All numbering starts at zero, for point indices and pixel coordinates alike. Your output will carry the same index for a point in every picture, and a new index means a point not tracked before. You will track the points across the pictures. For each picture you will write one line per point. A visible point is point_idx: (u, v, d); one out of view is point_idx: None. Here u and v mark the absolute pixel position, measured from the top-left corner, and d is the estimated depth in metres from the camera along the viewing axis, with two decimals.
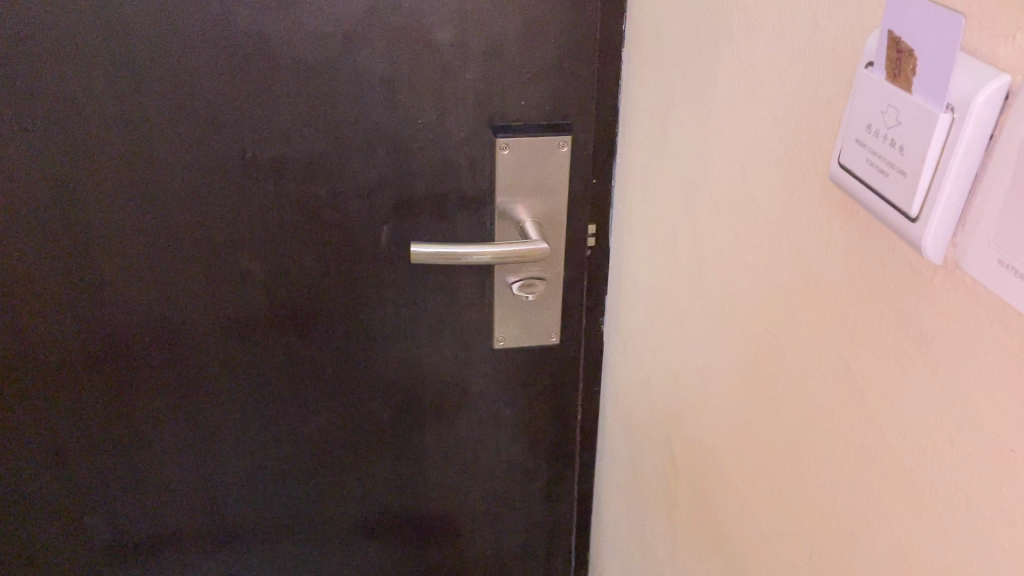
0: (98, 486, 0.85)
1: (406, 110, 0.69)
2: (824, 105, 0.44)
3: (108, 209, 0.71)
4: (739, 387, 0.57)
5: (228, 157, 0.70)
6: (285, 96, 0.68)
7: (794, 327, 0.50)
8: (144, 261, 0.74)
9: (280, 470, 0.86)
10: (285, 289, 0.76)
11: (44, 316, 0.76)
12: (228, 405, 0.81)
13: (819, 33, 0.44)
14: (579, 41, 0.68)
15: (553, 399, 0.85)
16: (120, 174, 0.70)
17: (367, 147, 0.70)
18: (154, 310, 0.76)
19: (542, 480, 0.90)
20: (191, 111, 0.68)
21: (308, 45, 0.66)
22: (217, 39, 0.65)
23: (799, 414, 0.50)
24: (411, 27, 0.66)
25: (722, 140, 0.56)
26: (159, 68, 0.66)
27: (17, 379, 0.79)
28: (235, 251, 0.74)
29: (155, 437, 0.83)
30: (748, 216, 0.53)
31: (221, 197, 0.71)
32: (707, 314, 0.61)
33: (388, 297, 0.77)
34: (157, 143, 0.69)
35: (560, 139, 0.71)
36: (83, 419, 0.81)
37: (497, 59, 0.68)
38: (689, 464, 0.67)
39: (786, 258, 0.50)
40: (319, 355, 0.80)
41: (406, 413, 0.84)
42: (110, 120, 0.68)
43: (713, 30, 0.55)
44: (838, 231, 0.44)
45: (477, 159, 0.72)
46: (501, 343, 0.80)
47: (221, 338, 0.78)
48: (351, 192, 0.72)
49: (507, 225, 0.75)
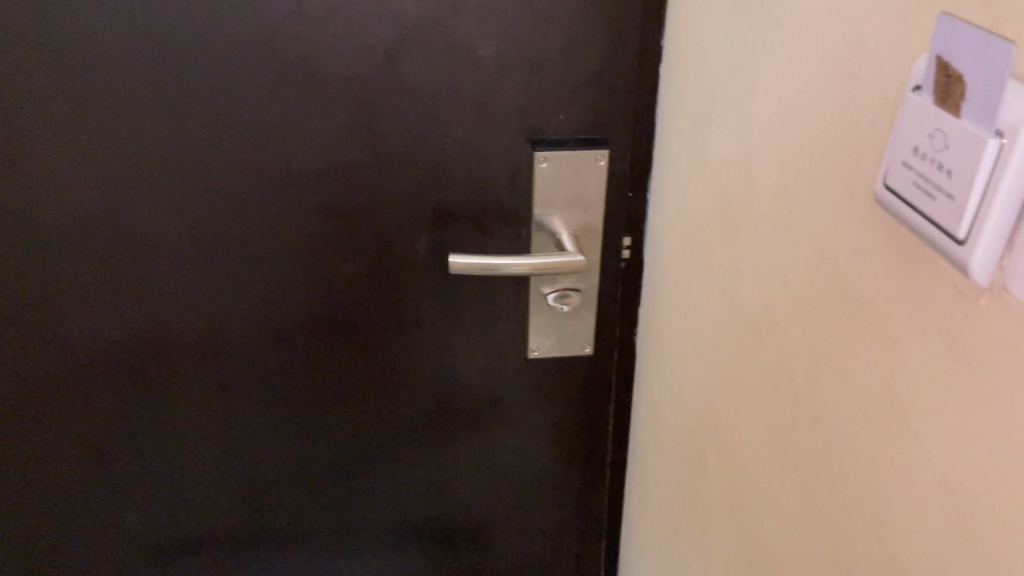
0: (136, 487, 0.87)
1: (447, 122, 0.70)
2: (868, 125, 0.44)
3: (155, 218, 0.73)
4: (776, 402, 0.58)
5: (272, 168, 0.71)
6: (329, 108, 0.69)
7: (834, 344, 0.50)
8: (188, 267, 0.75)
9: (315, 475, 0.87)
10: (324, 297, 0.78)
11: (89, 322, 0.78)
12: (266, 410, 0.83)
13: (863, 54, 0.45)
14: (618, 56, 0.69)
15: (585, 409, 0.86)
16: (167, 182, 0.72)
17: (408, 159, 0.72)
18: (196, 314, 0.78)
19: (573, 489, 0.91)
20: (237, 122, 0.69)
21: (354, 59, 0.67)
22: (264, 53, 0.67)
23: (837, 430, 0.51)
24: (454, 42, 0.67)
25: (762, 157, 0.56)
26: (209, 81, 0.68)
27: (61, 381, 0.81)
28: (277, 259, 0.76)
29: (193, 439, 0.84)
30: (788, 233, 0.54)
31: (264, 205, 0.73)
32: (744, 329, 0.61)
33: (425, 306, 0.78)
34: (205, 154, 0.71)
35: (597, 153, 0.72)
36: (124, 420, 0.83)
37: (537, 74, 0.69)
38: (723, 477, 0.67)
39: (827, 276, 0.50)
40: (355, 361, 0.81)
41: (440, 421, 0.85)
42: (159, 130, 0.70)
43: (754, 48, 0.56)
44: (881, 250, 0.44)
45: (515, 172, 0.73)
46: (535, 353, 0.81)
47: (261, 345, 0.80)
48: (392, 203, 0.73)
49: (543, 237, 0.76)
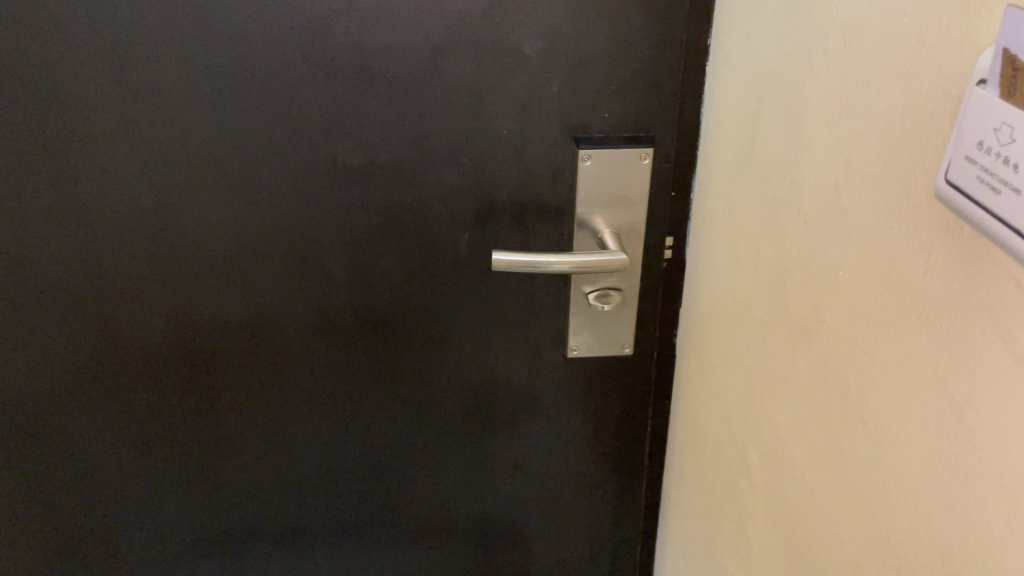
0: (177, 480, 0.88)
1: (492, 120, 0.71)
2: (928, 121, 0.44)
3: (201, 212, 0.74)
4: (823, 402, 0.57)
5: (318, 163, 0.72)
6: (376, 105, 0.70)
7: (886, 344, 0.49)
8: (234, 261, 0.76)
9: (353, 471, 0.88)
10: (367, 292, 0.78)
11: (134, 316, 0.79)
12: (306, 405, 0.84)
13: (923, 49, 0.44)
14: (664, 55, 0.69)
15: (623, 410, 0.86)
16: (216, 178, 0.73)
17: (452, 156, 0.72)
18: (241, 308, 0.79)
19: (610, 489, 0.90)
20: (286, 118, 0.70)
21: (401, 56, 0.68)
22: (314, 51, 0.68)
23: (889, 430, 0.50)
24: (501, 40, 0.67)
25: (812, 155, 0.56)
26: (259, 77, 0.69)
27: (105, 374, 0.82)
28: (321, 255, 0.76)
29: (235, 431, 0.85)
30: (839, 232, 0.53)
31: (310, 200, 0.74)
32: (791, 329, 0.60)
33: (466, 303, 0.79)
34: (252, 149, 0.72)
35: (641, 151, 0.72)
36: (168, 412, 0.84)
37: (583, 71, 0.69)
38: (767, 480, 0.66)
39: (880, 274, 0.49)
40: (396, 357, 0.81)
41: (478, 418, 0.85)
42: (208, 125, 0.71)
43: (806, 46, 0.56)
44: (939, 247, 0.44)
45: (559, 170, 0.73)
46: (574, 352, 0.81)
47: (303, 339, 0.81)
48: (435, 199, 0.74)
49: (585, 235, 0.75)
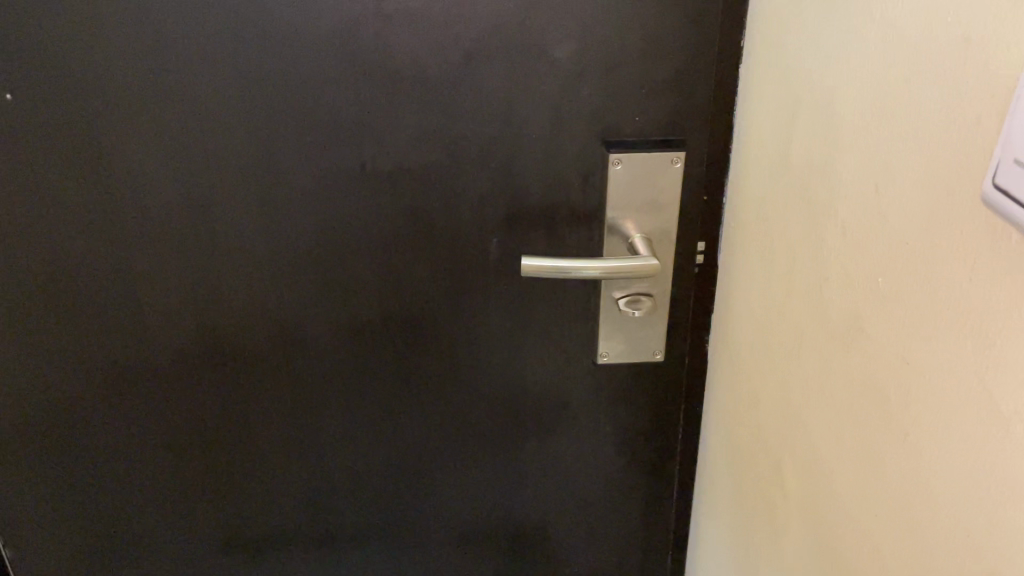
0: (208, 482, 0.88)
1: (522, 125, 0.70)
2: (974, 124, 0.43)
3: (233, 216, 0.74)
4: (861, 413, 0.55)
5: (348, 166, 0.72)
6: (406, 110, 0.70)
7: (929, 353, 0.48)
8: (263, 266, 0.77)
9: (382, 476, 0.88)
10: (395, 297, 0.78)
11: (167, 319, 0.80)
12: (336, 410, 0.84)
13: (969, 49, 0.43)
14: (697, 58, 0.68)
15: (653, 417, 0.84)
16: (246, 183, 0.73)
17: (482, 161, 0.72)
18: (270, 312, 0.79)
19: (640, 497, 0.89)
20: (315, 123, 0.70)
21: (431, 59, 0.68)
22: (344, 57, 0.68)
23: (931, 443, 0.48)
24: (532, 44, 0.67)
25: (850, 159, 0.55)
26: (290, 81, 0.69)
27: (138, 378, 0.82)
28: (350, 259, 0.76)
29: (263, 434, 0.85)
30: (879, 238, 0.52)
31: (340, 206, 0.74)
32: (828, 336, 0.59)
33: (495, 308, 0.78)
34: (284, 153, 0.72)
35: (673, 155, 0.71)
36: (198, 415, 0.84)
37: (615, 75, 0.68)
38: (802, 491, 0.65)
39: (923, 282, 0.48)
40: (424, 361, 0.81)
41: (507, 424, 0.84)
42: (239, 131, 0.71)
43: (844, 47, 0.54)
44: (985, 254, 0.43)
45: (589, 174, 0.72)
46: (603, 359, 0.80)
47: (333, 344, 0.80)
48: (465, 203, 0.73)
49: (615, 241, 0.75)
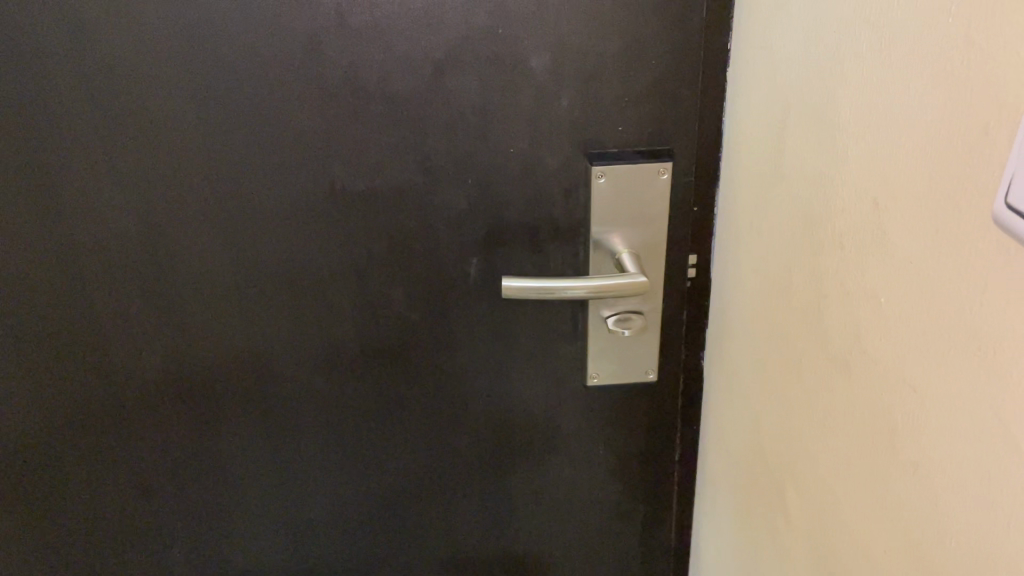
0: (186, 513, 0.85)
1: (497, 139, 0.66)
2: (982, 134, 0.39)
3: (200, 243, 0.71)
4: (866, 439, 0.52)
5: (317, 189, 0.68)
6: (375, 127, 0.66)
7: (939, 380, 0.45)
8: (232, 294, 0.73)
9: (368, 504, 0.85)
10: (373, 321, 0.74)
11: (137, 352, 0.76)
12: (317, 440, 0.81)
13: (973, 52, 0.40)
14: (681, 64, 0.64)
15: (648, 438, 0.80)
16: (209, 207, 0.69)
17: (458, 178, 0.68)
18: (242, 340, 0.76)
19: (638, 520, 0.85)
20: (279, 144, 0.67)
21: (400, 73, 0.64)
22: (306, 73, 0.64)
23: (943, 474, 0.46)
24: (506, 53, 0.63)
25: (845, 170, 0.51)
26: (253, 102, 0.65)
27: (109, 412, 0.79)
28: (324, 285, 0.73)
29: (242, 464, 0.82)
30: (880, 256, 0.49)
31: (310, 230, 0.70)
32: (827, 357, 0.56)
33: (478, 330, 0.74)
34: (250, 176, 0.68)
35: (660, 166, 0.67)
36: (172, 446, 0.81)
37: (595, 84, 0.64)
38: (805, 518, 0.62)
39: (929, 303, 0.45)
40: (406, 387, 0.78)
41: (496, 451, 0.81)
42: (199, 153, 0.67)
43: (835, 50, 0.51)
44: (997, 276, 0.40)
45: (572, 188, 0.68)
46: (594, 380, 0.76)
47: (310, 373, 0.77)
48: (442, 224, 0.70)
49: (602, 256, 0.71)
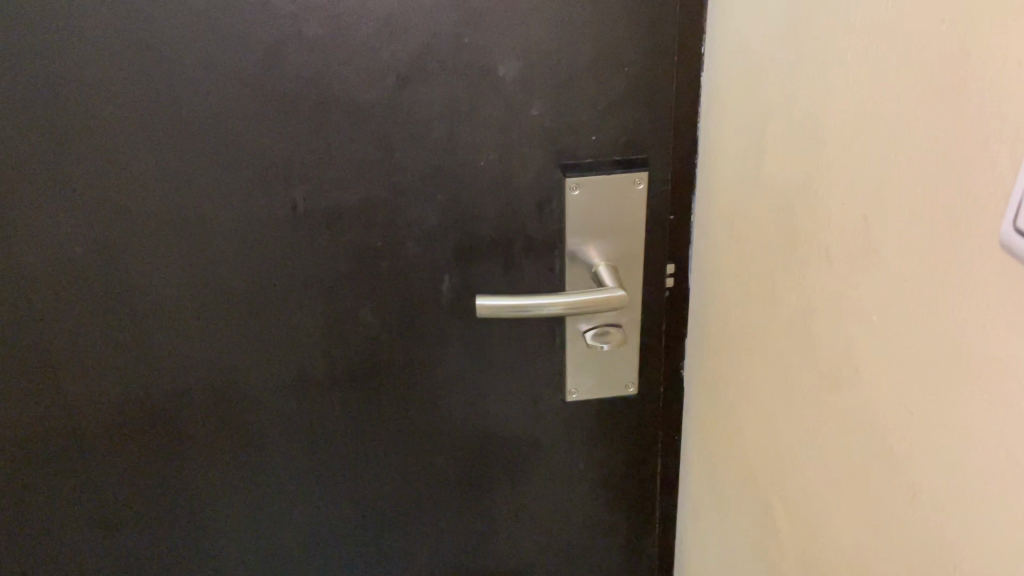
0: (152, 547, 0.82)
1: (467, 152, 0.63)
2: (981, 150, 0.37)
3: (155, 267, 0.67)
4: (859, 458, 0.51)
5: (279, 209, 0.65)
6: (337, 142, 0.62)
7: (936, 400, 0.43)
8: (193, 319, 0.70)
9: (344, 529, 0.82)
10: (342, 344, 0.71)
11: (90, 383, 0.72)
12: (286, 468, 0.77)
13: (970, 63, 0.37)
14: (656, 70, 0.62)
15: (630, 451, 0.78)
16: (164, 231, 0.66)
17: (427, 193, 0.65)
18: (204, 367, 0.72)
19: (621, 535, 0.83)
20: (236, 164, 0.63)
21: (363, 84, 0.60)
22: (261, 88, 0.60)
23: (943, 498, 0.44)
24: (473, 63, 0.60)
25: (832, 181, 0.49)
26: (206, 119, 0.61)
27: (66, 445, 0.75)
28: (289, 308, 0.69)
29: (210, 494, 0.79)
30: (870, 271, 0.47)
31: (272, 252, 0.67)
32: (816, 373, 0.54)
33: (452, 349, 0.72)
34: (205, 197, 0.64)
35: (635, 176, 0.65)
36: (135, 478, 0.77)
37: (567, 93, 0.61)
38: (796, 536, 0.60)
39: (925, 323, 0.43)
40: (379, 409, 0.75)
41: (473, 472, 0.78)
42: (150, 174, 0.63)
43: (817, 56, 0.49)
44: (1001, 298, 0.38)
45: (546, 201, 0.66)
46: (574, 396, 0.74)
47: (277, 399, 0.74)
48: (411, 241, 0.67)
49: (578, 270, 0.69)
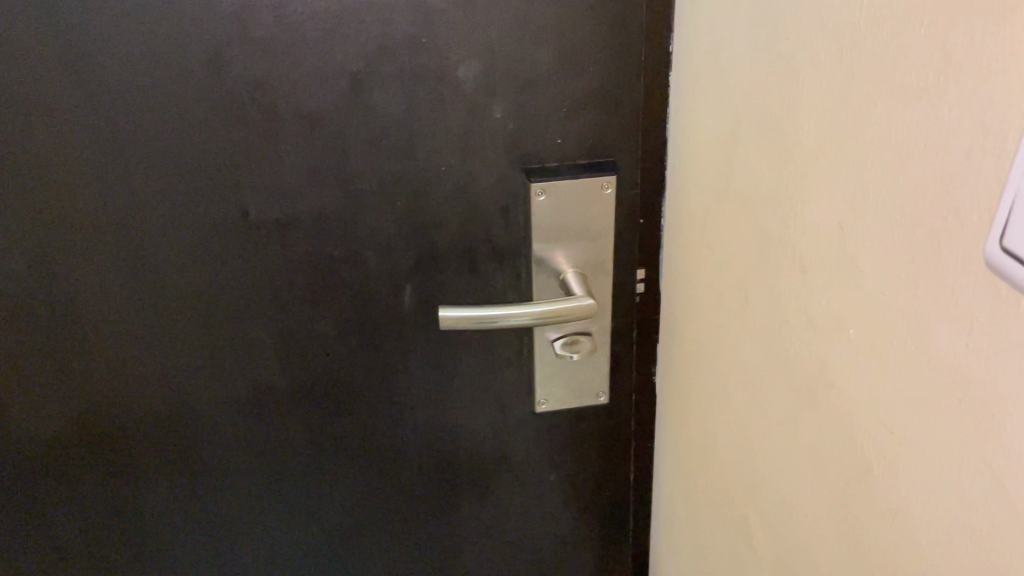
0: (108, 569, 0.78)
1: (426, 157, 0.60)
2: (963, 160, 0.35)
3: (99, 281, 0.64)
4: (837, 476, 0.49)
5: (229, 219, 0.62)
6: (288, 149, 0.59)
7: (915, 419, 0.41)
8: (141, 335, 0.66)
9: (308, 548, 0.79)
10: (300, 358, 0.68)
11: (37, 401, 0.69)
12: (245, 488, 0.74)
13: (950, 68, 0.35)
14: (621, 70, 0.59)
15: (602, 461, 0.76)
16: (108, 243, 0.62)
17: (385, 201, 0.62)
18: (155, 384, 0.68)
19: (595, 545, 0.81)
20: (181, 172, 0.60)
21: (313, 88, 0.57)
22: (206, 92, 0.57)
23: (923, 522, 0.42)
24: (430, 64, 0.57)
25: (807, 188, 0.47)
26: (148, 125, 0.58)
27: (15, 463, 0.72)
28: (243, 322, 0.66)
29: (167, 514, 0.75)
30: (847, 283, 0.45)
31: (222, 264, 0.63)
32: (792, 386, 0.52)
33: (415, 361, 0.69)
34: (150, 207, 0.61)
35: (603, 179, 0.62)
36: (88, 498, 0.74)
37: (529, 95, 0.59)
38: (771, 552, 0.58)
39: (905, 338, 0.41)
40: (341, 424, 0.72)
41: (441, 485, 0.76)
42: (92, 183, 0.60)
43: (790, 57, 0.47)
44: (984, 315, 0.35)
45: (510, 206, 0.63)
46: (543, 406, 0.72)
47: (233, 415, 0.70)
48: (370, 251, 0.64)
49: (546, 277, 0.66)
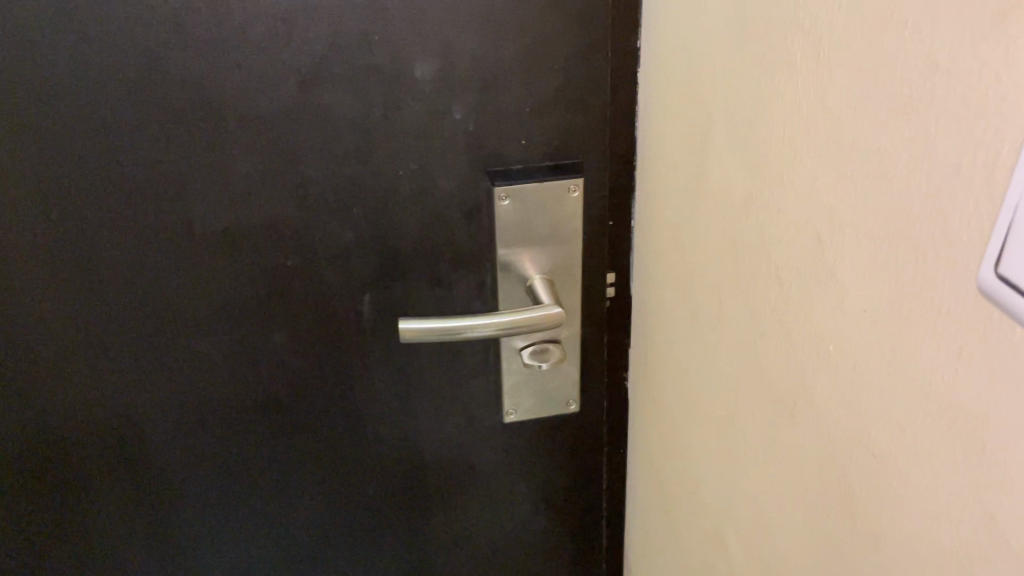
0: None
1: (383, 162, 0.57)
2: (951, 172, 0.33)
3: (36, 297, 0.60)
4: (815, 495, 0.46)
5: (173, 230, 0.58)
6: (234, 156, 0.56)
7: (897, 442, 0.39)
8: (85, 351, 0.62)
9: (270, 565, 0.76)
10: (255, 372, 0.65)
11: None
12: (201, 508, 0.71)
13: (936, 75, 0.33)
14: (588, 68, 0.56)
15: (573, 469, 0.74)
16: (44, 256, 0.58)
17: (341, 208, 0.58)
18: (101, 403, 0.65)
19: (568, 553, 0.79)
20: (120, 181, 0.56)
21: (260, 90, 0.54)
22: (143, 96, 0.53)
23: (905, 548, 0.40)
24: (384, 63, 0.54)
25: (783, 195, 0.45)
26: (82, 131, 0.54)
27: None
28: (194, 337, 0.62)
29: (120, 535, 0.72)
30: (826, 296, 0.43)
31: (168, 276, 0.60)
32: (769, 400, 0.50)
33: (377, 373, 0.66)
34: (88, 218, 0.57)
35: (570, 182, 0.60)
36: (35, 521, 0.70)
37: (491, 95, 0.56)
38: (747, 567, 0.56)
39: (886, 357, 0.39)
40: (301, 439, 0.68)
41: (407, 499, 0.73)
42: (24, 193, 0.56)
43: (765, 56, 0.44)
44: (972, 339, 0.33)
45: (473, 212, 0.60)
46: (511, 417, 0.69)
47: (186, 433, 0.67)
48: (325, 260, 0.60)
49: (512, 284, 0.63)
